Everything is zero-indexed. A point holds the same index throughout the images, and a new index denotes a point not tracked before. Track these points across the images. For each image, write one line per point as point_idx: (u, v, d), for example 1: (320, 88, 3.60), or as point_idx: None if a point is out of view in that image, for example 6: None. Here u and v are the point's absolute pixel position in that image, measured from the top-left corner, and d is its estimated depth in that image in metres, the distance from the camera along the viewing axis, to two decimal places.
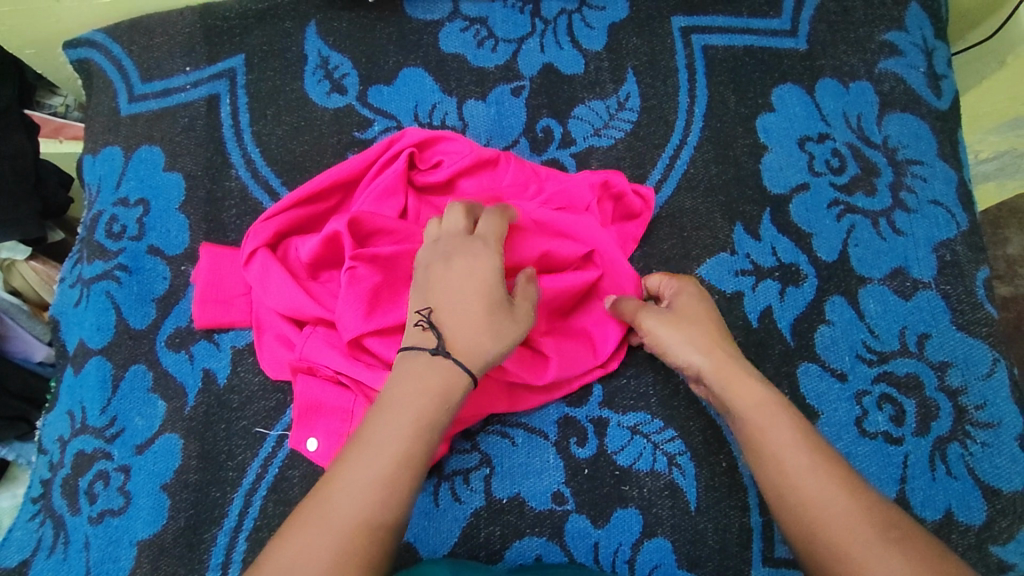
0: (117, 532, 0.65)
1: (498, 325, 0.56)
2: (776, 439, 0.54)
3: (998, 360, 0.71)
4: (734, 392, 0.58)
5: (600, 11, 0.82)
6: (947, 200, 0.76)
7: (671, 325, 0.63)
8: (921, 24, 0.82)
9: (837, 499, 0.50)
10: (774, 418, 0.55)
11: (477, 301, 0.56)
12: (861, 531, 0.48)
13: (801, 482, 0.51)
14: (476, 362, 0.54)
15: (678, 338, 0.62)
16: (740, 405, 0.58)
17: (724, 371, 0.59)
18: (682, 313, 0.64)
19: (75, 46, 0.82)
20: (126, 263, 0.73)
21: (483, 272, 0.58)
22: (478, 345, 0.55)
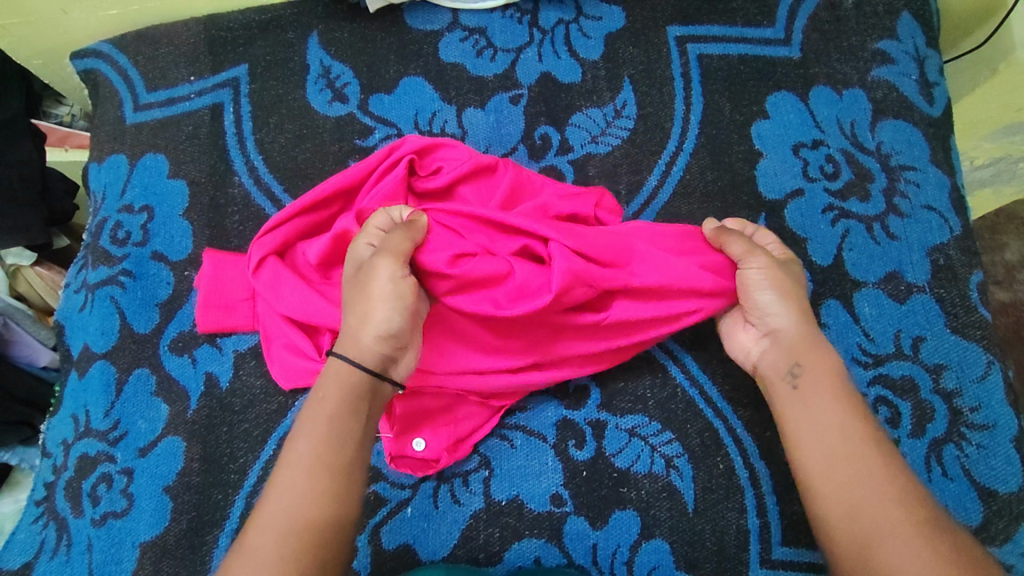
0: (120, 534, 0.65)
1: (354, 308, 0.57)
2: (839, 417, 0.57)
3: (992, 362, 0.71)
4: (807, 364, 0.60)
5: (597, 21, 0.83)
6: (940, 205, 0.77)
7: (773, 279, 0.63)
8: (913, 33, 0.83)
9: (892, 481, 0.53)
10: (839, 399, 0.58)
11: (347, 292, 0.59)
12: (896, 507, 0.51)
13: (857, 464, 0.54)
14: (347, 347, 0.56)
15: (778, 296, 0.62)
16: (815, 375, 0.59)
17: (808, 343, 0.61)
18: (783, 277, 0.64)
19: (82, 57, 0.84)
20: (130, 268, 0.74)
21: (352, 261, 0.60)
22: (347, 331, 0.57)
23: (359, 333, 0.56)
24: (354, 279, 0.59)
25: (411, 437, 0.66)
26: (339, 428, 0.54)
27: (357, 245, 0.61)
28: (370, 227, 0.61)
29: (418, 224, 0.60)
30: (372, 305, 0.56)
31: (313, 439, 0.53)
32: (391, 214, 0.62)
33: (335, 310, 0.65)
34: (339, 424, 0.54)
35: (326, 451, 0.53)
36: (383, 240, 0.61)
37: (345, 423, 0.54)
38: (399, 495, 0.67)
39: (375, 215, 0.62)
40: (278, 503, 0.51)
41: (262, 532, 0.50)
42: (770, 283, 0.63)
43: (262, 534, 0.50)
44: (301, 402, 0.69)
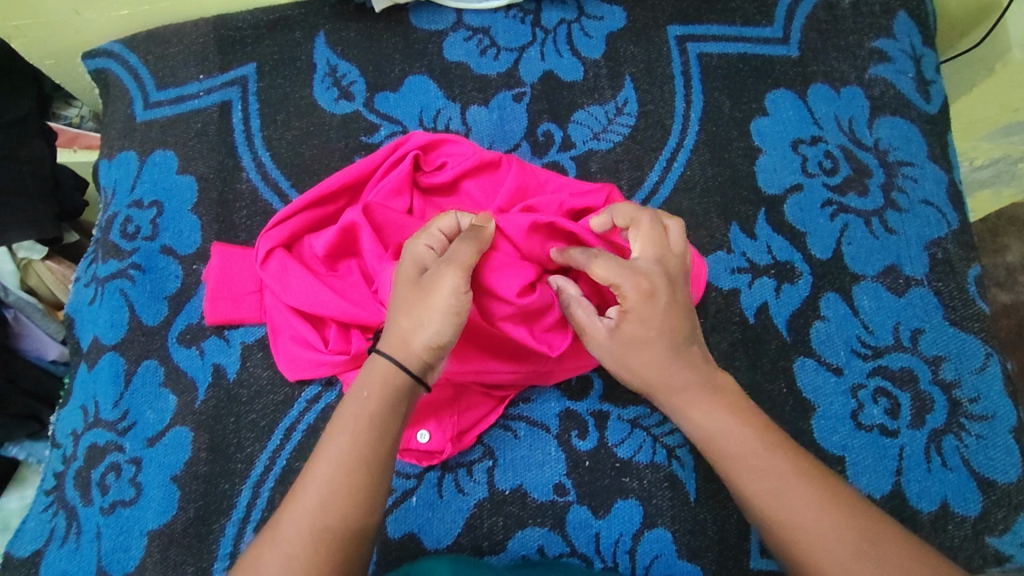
0: (128, 523, 0.66)
1: (408, 312, 0.56)
2: (741, 453, 0.54)
3: (990, 354, 0.72)
4: (687, 418, 0.57)
5: (598, 20, 0.85)
6: (938, 200, 0.78)
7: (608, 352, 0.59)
8: (909, 32, 0.85)
9: (811, 504, 0.51)
10: (736, 427, 0.55)
11: (401, 292, 0.58)
12: (824, 539, 0.49)
13: (765, 507, 0.52)
14: (397, 351, 0.56)
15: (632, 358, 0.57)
16: (704, 416, 0.56)
17: (685, 388, 0.57)
18: (641, 319, 0.57)
19: (93, 56, 0.85)
20: (139, 262, 0.75)
21: (410, 260, 0.59)
22: (398, 334, 0.56)
23: (410, 336, 0.56)
24: (413, 281, 0.58)
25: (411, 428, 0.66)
26: (377, 428, 0.54)
27: (418, 245, 0.60)
28: (433, 229, 0.60)
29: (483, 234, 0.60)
30: (429, 311, 0.56)
31: (352, 436, 0.53)
32: (458, 220, 0.61)
33: (343, 300, 0.66)
34: (379, 424, 0.54)
35: (363, 450, 0.53)
36: (442, 246, 0.60)
37: (384, 425, 0.54)
38: (404, 484, 0.68)
39: (441, 217, 0.61)
40: (310, 496, 0.51)
41: (293, 525, 0.50)
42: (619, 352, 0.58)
43: (292, 526, 0.50)
44: (307, 393, 0.70)
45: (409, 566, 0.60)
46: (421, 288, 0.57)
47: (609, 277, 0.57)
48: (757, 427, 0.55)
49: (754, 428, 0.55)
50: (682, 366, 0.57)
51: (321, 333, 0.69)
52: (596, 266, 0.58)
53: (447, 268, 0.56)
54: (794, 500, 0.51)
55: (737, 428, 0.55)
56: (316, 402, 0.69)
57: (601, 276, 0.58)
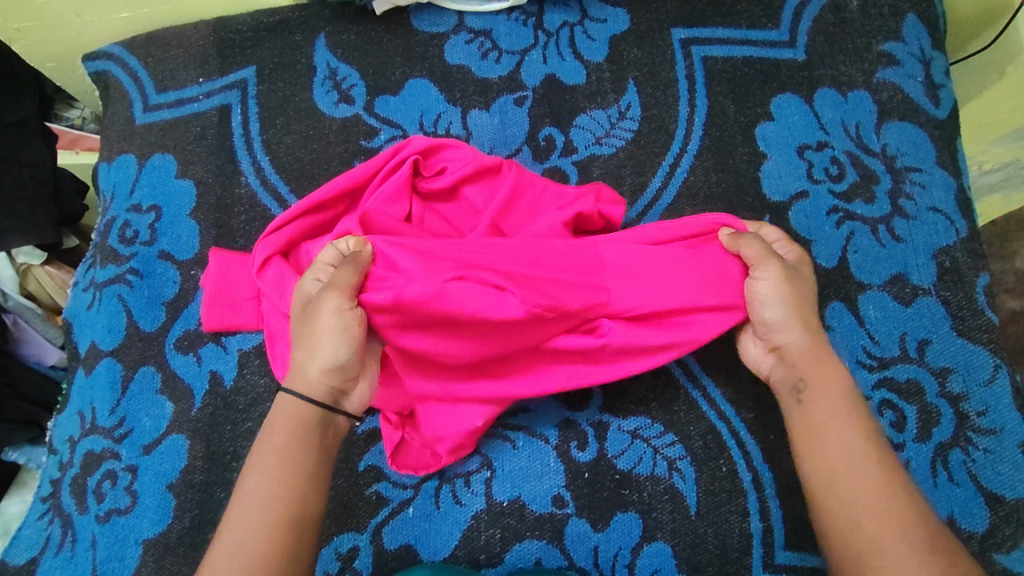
0: (123, 531, 0.66)
1: (302, 342, 0.57)
2: (839, 437, 0.55)
3: (999, 366, 0.71)
4: (817, 376, 0.58)
5: (602, 23, 0.84)
6: (947, 207, 0.77)
7: (786, 288, 0.60)
8: (919, 35, 0.83)
9: (889, 499, 0.52)
10: (843, 412, 0.56)
11: (294, 329, 0.59)
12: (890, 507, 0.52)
13: (850, 467, 0.54)
14: (300, 385, 0.56)
15: (782, 310, 0.60)
16: (820, 390, 0.57)
17: (818, 356, 0.59)
18: (796, 289, 0.60)
19: (93, 59, 0.85)
20: (137, 267, 0.75)
21: (299, 297, 0.60)
22: (296, 367, 0.57)
23: (305, 366, 0.56)
24: (300, 317, 0.59)
25: (411, 441, 0.67)
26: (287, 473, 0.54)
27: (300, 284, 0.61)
28: (317, 263, 0.61)
29: (361, 257, 0.59)
30: (315, 338, 0.56)
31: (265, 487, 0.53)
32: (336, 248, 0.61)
33: None
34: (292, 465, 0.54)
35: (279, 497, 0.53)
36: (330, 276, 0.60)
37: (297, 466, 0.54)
38: (401, 494, 0.68)
39: (323, 250, 0.61)
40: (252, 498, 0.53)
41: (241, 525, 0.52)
42: (768, 301, 0.60)
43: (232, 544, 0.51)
44: None
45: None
46: (308, 318, 0.57)
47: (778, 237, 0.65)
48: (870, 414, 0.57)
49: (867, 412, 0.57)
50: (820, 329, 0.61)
51: None
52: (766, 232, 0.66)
53: (326, 294, 0.57)
54: (870, 492, 0.52)
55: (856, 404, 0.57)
56: None
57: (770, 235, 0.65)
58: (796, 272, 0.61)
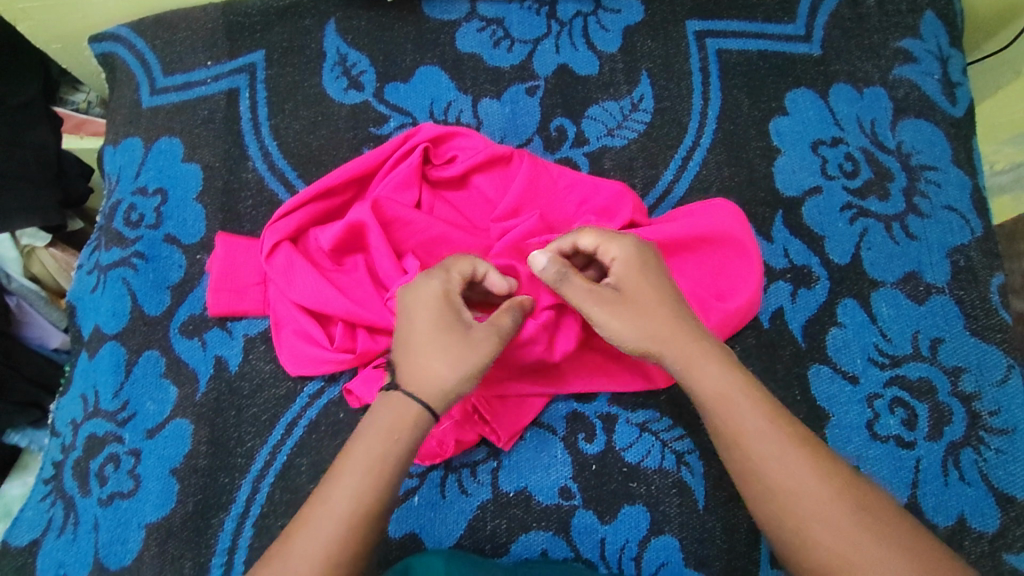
0: (126, 515, 0.65)
1: (447, 356, 0.54)
2: (750, 434, 0.53)
3: (1012, 366, 0.70)
4: (695, 377, 0.55)
5: (615, 14, 0.83)
6: (962, 206, 0.76)
7: (620, 320, 0.57)
8: (936, 32, 0.82)
9: (809, 485, 0.50)
10: (740, 404, 0.54)
11: (434, 337, 0.55)
12: (822, 493, 0.50)
13: (767, 465, 0.51)
14: (427, 395, 0.54)
15: (633, 329, 0.57)
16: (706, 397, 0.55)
17: (689, 359, 0.56)
18: (630, 300, 0.58)
19: (100, 40, 0.84)
20: (142, 250, 0.74)
21: (438, 304, 0.56)
22: (430, 377, 0.54)
23: (441, 381, 0.54)
24: (448, 331, 0.56)
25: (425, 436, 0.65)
26: (386, 471, 0.52)
27: (435, 284, 0.57)
28: (454, 272, 0.58)
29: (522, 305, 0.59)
30: (466, 364, 0.55)
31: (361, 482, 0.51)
32: (476, 267, 0.59)
33: (354, 302, 0.65)
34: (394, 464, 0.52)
35: (373, 497, 0.51)
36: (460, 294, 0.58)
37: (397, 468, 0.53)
38: (406, 483, 0.67)
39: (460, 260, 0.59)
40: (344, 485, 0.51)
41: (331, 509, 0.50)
42: (615, 326, 0.57)
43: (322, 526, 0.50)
44: (310, 387, 0.68)
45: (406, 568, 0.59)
46: (463, 337, 0.55)
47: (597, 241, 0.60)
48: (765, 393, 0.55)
49: (760, 391, 0.55)
50: (681, 319, 0.58)
51: (327, 330, 0.68)
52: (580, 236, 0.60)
53: (493, 332, 0.56)
54: (794, 486, 0.50)
55: (746, 389, 0.54)
56: (319, 396, 0.68)
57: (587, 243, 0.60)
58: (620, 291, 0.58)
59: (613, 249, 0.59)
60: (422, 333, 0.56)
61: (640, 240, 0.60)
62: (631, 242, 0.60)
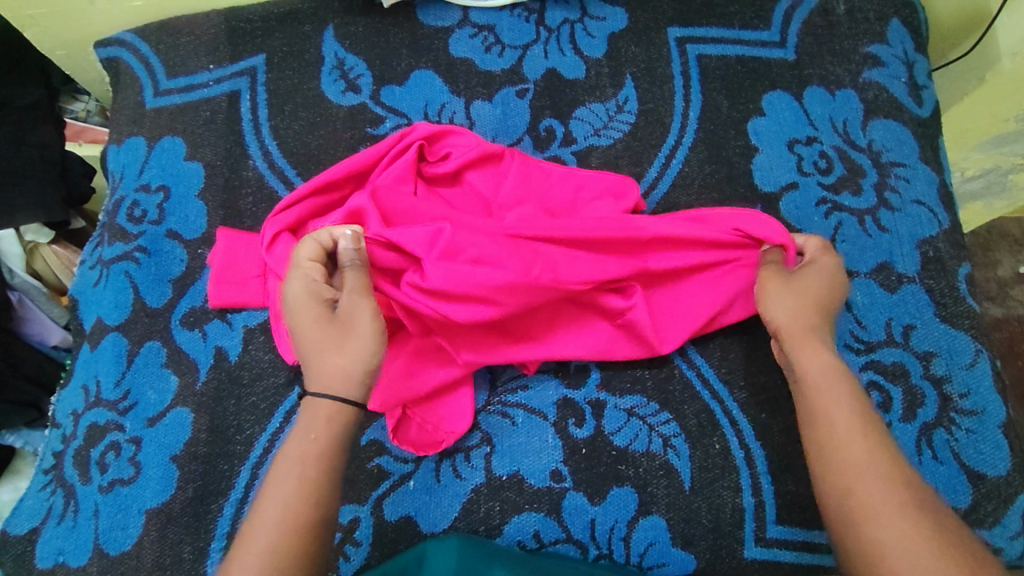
0: (126, 501, 0.67)
1: (338, 346, 0.57)
2: (834, 412, 0.57)
3: (981, 351, 0.74)
4: (801, 356, 0.61)
5: (601, 21, 0.87)
6: (929, 200, 0.80)
7: (781, 287, 0.65)
8: (902, 38, 0.87)
9: (876, 467, 0.53)
10: (840, 391, 0.58)
11: (320, 333, 0.58)
12: (884, 476, 0.52)
13: (845, 443, 0.55)
14: (338, 388, 0.56)
15: (780, 302, 0.64)
16: (810, 370, 0.60)
17: (805, 343, 0.62)
18: (795, 283, 0.65)
19: (105, 45, 0.87)
20: (145, 245, 0.76)
21: (308, 300, 0.59)
22: (336, 372, 0.56)
23: (349, 369, 0.57)
24: (325, 320, 0.58)
25: (409, 424, 0.69)
26: (305, 488, 0.53)
27: (296, 285, 0.60)
28: (302, 262, 0.61)
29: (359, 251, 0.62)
30: (355, 339, 0.57)
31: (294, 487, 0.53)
32: (320, 241, 0.62)
33: None
34: (324, 478, 0.54)
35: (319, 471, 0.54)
36: (320, 274, 0.61)
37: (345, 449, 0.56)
38: (401, 468, 0.69)
39: (303, 247, 0.61)
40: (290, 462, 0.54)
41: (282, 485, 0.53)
42: (765, 295, 0.65)
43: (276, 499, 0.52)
44: None
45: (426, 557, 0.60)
46: (337, 320, 0.58)
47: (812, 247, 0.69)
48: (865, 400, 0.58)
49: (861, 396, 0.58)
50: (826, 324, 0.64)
51: None
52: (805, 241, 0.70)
53: (357, 297, 0.59)
54: (860, 463, 0.53)
55: (846, 384, 0.59)
56: (317, 384, 0.70)
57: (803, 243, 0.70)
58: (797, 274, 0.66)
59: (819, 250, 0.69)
60: (305, 334, 0.58)
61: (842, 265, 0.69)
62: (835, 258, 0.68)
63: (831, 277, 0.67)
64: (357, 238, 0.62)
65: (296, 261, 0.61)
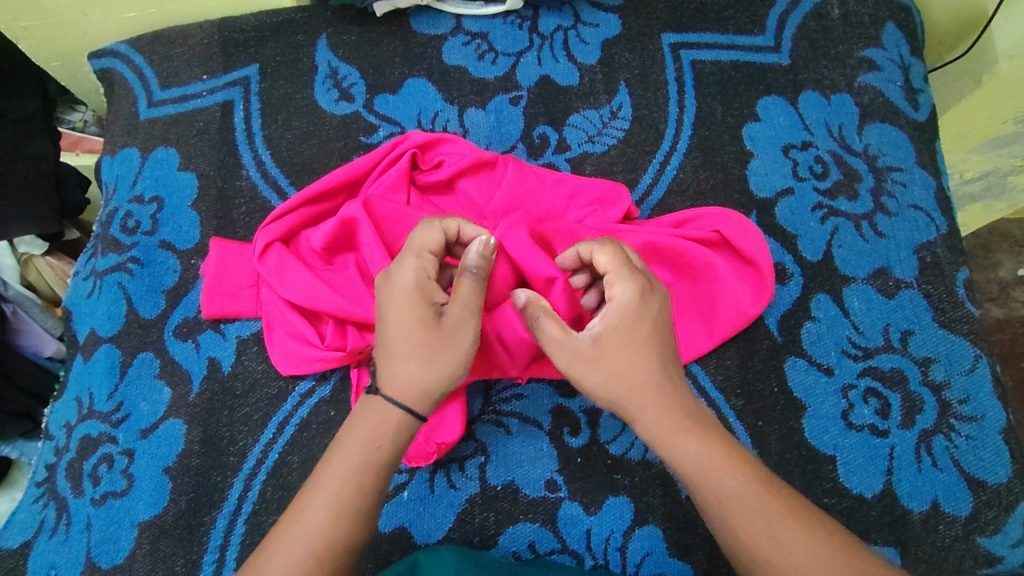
0: (119, 514, 0.66)
1: (427, 357, 0.55)
2: (731, 497, 0.53)
3: (980, 356, 0.73)
4: (674, 449, 0.55)
5: (594, 27, 0.87)
6: (926, 205, 0.79)
7: (599, 370, 0.57)
8: (897, 42, 0.87)
9: (796, 547, 0.51)
10: (720, 469, 0.54)
11: (415, 334, 0.56)
12: (807, 555, 0.50)
13: (754, 532, 0.52)
14: (412, 399, 0.55)
15: (607, 386, 0.56)
16: (679, 461, 0.55)
17: (670, 426, 0.55)
18: (602, 354, 0.57)
19: (100, 56, 0.87)
20: (138, 256, 0.76)
21: (411, 295, 0.57)
22: (412, 381, 0.55)
23: (426, 384, 0.55)
24: (427, 322, 0.56)
25: (409, 438, 0.65)
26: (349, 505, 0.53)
27: (404, 275, 0.57)
28: (419, 251, 0.58)
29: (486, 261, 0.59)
30: (445, 357, 0.56)
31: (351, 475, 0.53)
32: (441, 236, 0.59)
33: (344, 299, 0.67)
34: (368, 499, 0.53)
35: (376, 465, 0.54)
36: (430, 269, 0.58)
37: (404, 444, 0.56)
38: (395, 479, 0.68)
39: (424, 234, 0.59)
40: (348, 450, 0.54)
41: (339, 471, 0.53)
42: (588, 381, 0.57)
43: (333, 483, 0.53)
44: (301, 387, 0.70)
45: (419, 567, 0.59)
46: (438, 326, 0.56)
47: (608, 269, 0.59)
48: (748, 463, 0.54)
49: (743, 462, 0.54)
50: (669, 380, 0.57)
51: (318, 329, 0.70)
52: (597, 254, 0.60)
53: (468, 313, 0.57)
54: (778, 550, 0.51)
55: (727, 457, 0.54)
56: (310, 394, 0.70)
57: (601, 266, 0.59)
58: (610, 336, 0.57)
59: (613, 287, 0.58)
60: (396, 329, 0.56)
61: (642, 283, 0.58)
62: (632, 286, 0.58)
63: (638, 318, 0.57)
64: (489, 248, 0.59)
65: (411, 247, 0.59)
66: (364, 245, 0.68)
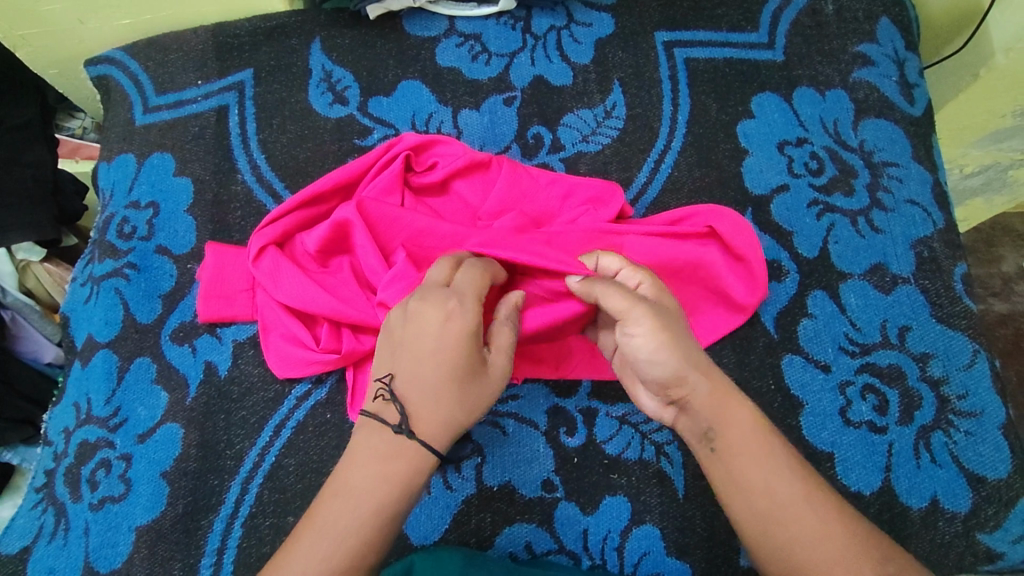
0: (117, 518, 0.66)
1: (466, 401, 0.54)
2: (771, 474, 0.51)
3: (978, 351, 0.72)
4: (726, 417, 0.53)
5: (587, 27, 0.87)
6: (923, 200, 0.79)
7: (664, 336, 0.54)
8: (892, 37, 0.86)
9: (834, 535, 0.49)
10: (763, 446, 0.53)
11: (457, 379, 0.54)
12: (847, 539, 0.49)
13: (790, 515, 0.50)
14: (439, 440, 0.53)
15: (673, 348, 0.54)
16: (730, 433, 0.53)
17: (721, 395, 0.54)
18: (670, 323, 0.56)
19: (95, 64, 0.87)
20: (135, 261, 0.77)
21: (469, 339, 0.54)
22: (444, 423, 0.53)
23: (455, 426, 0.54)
24: (472, 369, 0.55)
25: None
26: (374, 561, 0.49)
27: (464, 317, 0.55)
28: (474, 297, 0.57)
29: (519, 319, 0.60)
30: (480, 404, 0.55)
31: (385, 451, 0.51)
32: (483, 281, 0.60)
33: (339, 302, 0.67)
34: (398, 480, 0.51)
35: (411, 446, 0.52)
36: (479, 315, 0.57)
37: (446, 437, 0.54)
38: None
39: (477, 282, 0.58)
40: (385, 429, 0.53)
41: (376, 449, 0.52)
42: (655, 342, 0.54)
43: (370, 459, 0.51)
44: (297, 390, 0.70)
45: (415, 569, 0.59)
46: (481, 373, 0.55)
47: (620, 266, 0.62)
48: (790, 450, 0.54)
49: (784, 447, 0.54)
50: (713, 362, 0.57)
51: (314, 332, 0.71)
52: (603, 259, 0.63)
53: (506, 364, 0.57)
54: (814, 530, 0.49)
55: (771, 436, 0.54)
56: (306, 396, 0.70)
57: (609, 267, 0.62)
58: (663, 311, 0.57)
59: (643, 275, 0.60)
60: (440, 371, 0.53)
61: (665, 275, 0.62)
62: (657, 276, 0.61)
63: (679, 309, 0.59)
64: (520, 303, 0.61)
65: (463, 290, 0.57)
66: (359, 247, 0.68)
